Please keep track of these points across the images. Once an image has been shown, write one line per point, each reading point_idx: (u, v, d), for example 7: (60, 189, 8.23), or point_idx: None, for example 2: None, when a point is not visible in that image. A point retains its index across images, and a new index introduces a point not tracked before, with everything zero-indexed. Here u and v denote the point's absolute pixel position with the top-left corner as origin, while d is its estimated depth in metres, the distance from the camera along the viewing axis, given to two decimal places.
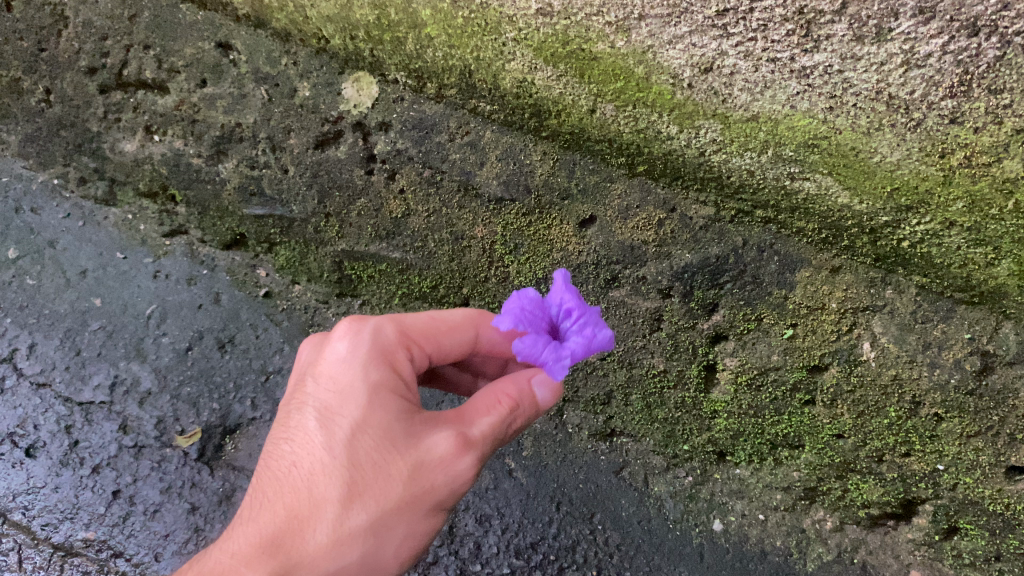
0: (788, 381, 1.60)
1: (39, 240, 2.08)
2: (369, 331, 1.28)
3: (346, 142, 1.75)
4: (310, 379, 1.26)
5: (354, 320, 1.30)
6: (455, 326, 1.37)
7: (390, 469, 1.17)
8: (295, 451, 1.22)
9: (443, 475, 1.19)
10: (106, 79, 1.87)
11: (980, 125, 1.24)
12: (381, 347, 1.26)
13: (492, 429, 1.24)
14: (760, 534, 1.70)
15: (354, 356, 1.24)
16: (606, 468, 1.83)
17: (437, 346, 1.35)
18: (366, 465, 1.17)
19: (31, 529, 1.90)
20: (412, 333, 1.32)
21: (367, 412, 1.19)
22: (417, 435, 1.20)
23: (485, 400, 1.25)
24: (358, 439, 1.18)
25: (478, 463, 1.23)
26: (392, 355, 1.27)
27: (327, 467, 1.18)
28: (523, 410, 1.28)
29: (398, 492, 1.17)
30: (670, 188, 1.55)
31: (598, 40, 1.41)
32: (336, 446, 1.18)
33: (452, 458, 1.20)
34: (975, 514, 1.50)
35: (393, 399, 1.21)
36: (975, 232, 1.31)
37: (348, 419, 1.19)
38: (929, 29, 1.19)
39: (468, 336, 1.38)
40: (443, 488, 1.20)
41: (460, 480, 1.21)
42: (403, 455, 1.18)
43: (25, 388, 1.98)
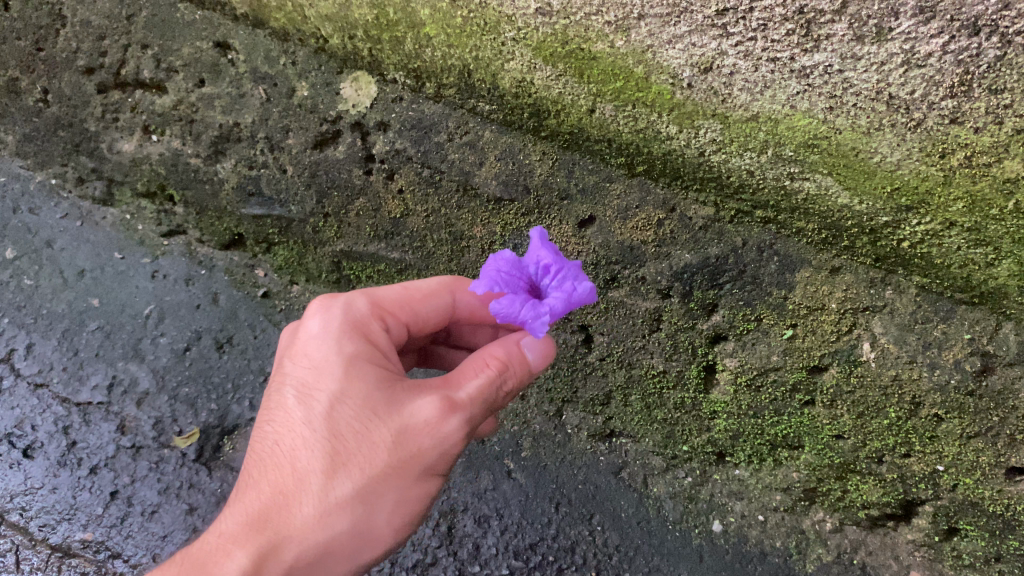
0: (788, 381, 1.60)
1: (36, 239, 2.08)
2: (341, 305, 1.28)
3: (345, 142, 1.75)
4: (286, 358, 1.27)
5: (326, 296, 1.31)
6: (429, 292, 1.39)
7: (372, 437, 1.16)
8: (276, 429, 1.22)
9: (428, 439, 1.17)
10: (103, 78, 1.86)
11: (980, 125, 1.23)
12: (355, 320, 1.26)
13: (480, 392, 1.21)
14: (760, 535, 1.70)
15: (327, 329, 1.24)
16: (605, 468, 1.82)
17: (415, 313, 1.37)
18: (347, 434, 1.17)
19: (28, 529, 1.89)
20: (386, 304, 1.32)
21: (344, 382, 1.19)
22: (399, 403, 1.19)
23: (472, 365, 1.24)
24: (338, 409, 1.18)
25: (467, 426, 1.21)
26: (367, 327, 1.27)
27: (308, 441, 1.18)
28: (513, 371, 1.25)
29: (382, 459, 1.16)
30: (670, 188, 1.55)
31: (597, 39, 1.41)
32: (315, 419, 1.18)
33: (437, 422, 1.17)
34: (975, 515, 1.50)
35: (370, 369, 1.21)
36: (976, 233, 1.31)
37: (325, 391, 1.19)
38: (929, 29, 1.19)
39: (445, 302, 1.41)
40: (430, 453, 1.18)
41: (448, 444, 1.19)
42: (385, 422, 1.17)
43: (23, 388, 1.98)
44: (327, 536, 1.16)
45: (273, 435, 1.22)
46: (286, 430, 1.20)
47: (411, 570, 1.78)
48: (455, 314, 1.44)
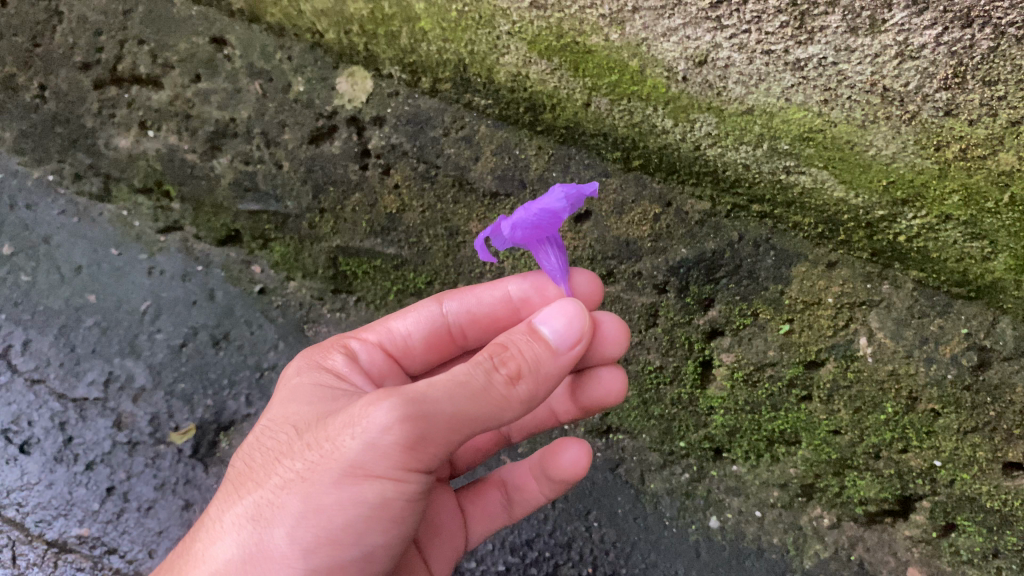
0: (785, 377, 1.59)
1: (33, 236, 2.07)
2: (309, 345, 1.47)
3: (341, 137, 1.75)
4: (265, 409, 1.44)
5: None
6: (406, 308, 1.53)
7: (291, 445, 1.16)
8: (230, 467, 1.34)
9: (348, 432, 1.08)
10: (100, 74, 1.87)
11: (975, 117, 1.24)
12: (314, 349, 1.42)
13: (436, 378, 1.08)
14: (757, 531, 1.65)
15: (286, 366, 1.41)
16: (603, 464, 1.78)
17: (393, 330, 1.50)
18: (268, 449, 1.20)
19: (25, 525, 1.90)
20: (353, 332, 1.48)
21: (283, 403, 1.27)
22: (330, 409, 1.18)
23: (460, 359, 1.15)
24: (272, 425, 1.24)
25: (401, 409, 1.05)
26: (324, 352, 1.40)
27: (238, 463, 1.24)
28: (513, 352, 1.13)
29: (296, 462, 1.13)
30: (666, 183, 1.56)
31: (592, 33, 1.41)
32: (246, 442, 1.26)
33: (362, 412, 1.08)
34: (973, 510, 1.48)
35: (311, 389, 1.27)
36: (972, 226, 1.32)
37: (265, 414, 1.28)
38: (923, 20, 1.19)
39: (430, 313, 1.51)
40: (348, 447, 1.08)
41: (369, 435, 1.06)
42: (309, 428, 1.16)
43: (20, 385, 1.98)
44: (229, 554, 1.11)
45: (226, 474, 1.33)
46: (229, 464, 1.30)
47: None
48: (451, 319, 1.51)
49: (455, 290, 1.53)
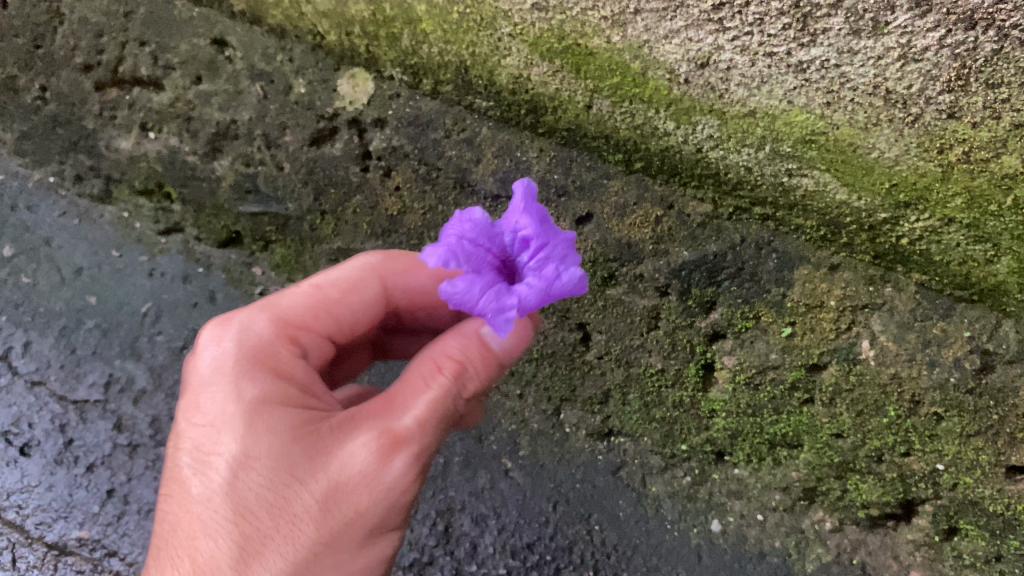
0: (786, 380, 1.57)
1: (33, 238, 2.06)
2: (235, 332, 1.18)
3: (341, 139, 1.75)
4: (179, 407, 1.19)
5: (222, 316, 1.22)
6: (349, 287, 1.32)
7: (297, 505, 1.11)
8: (174, 493, 1.17)
9: (366, 491, 1.13)
10: (101, 76, 1.86)
11: (978, 119, 1.25)
12: (256, 347, 1.18)
13: (423, 417, 1.16)
14: (760, 534, 1.64)
15: (219, 366, 1.16)
16: (604, 467, 1.74)
17: (338, 314, 1.30)
18: (261, 503, 1.11)
19: (24, 528, 1.90)
20: (292, 318, 1.24)
21: (253, 438, 1.11)
22: (320, 450, 1.12)
23: (421, 373, 1.18)
24: (245, 474, 1.11)
25: (413, 460, 1.16)
26: (273, 355, 1.18)
27: (216, 515, 1.12)
28: (472, 370, 1.21)
29: (312, 525, 1.12)
30: (668, 184, 1.55)
31: (593, 35, 1.41)
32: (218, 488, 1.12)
33: (374, 468, 1.13)
34: (975, 514, 1.48)
35: (279, 413, 1.12)
36: (975, 229, 1.34)
37: (229, 449, 1.11)
38: (925, 23, 1.20)
39: (374, 288, 1.34)
40: (370, 505, 1.14)
41: (389, 488, 1.15)
42: (309, 481, 1.11)
43: (20, 387, 1.98)
44: None
45: (172, 501, 1.17)
46: (188, 504, 1.14)
47: (408, 570, 1.73)
48: (392, 301, 1.38)
49: (399, 269, 1.36)
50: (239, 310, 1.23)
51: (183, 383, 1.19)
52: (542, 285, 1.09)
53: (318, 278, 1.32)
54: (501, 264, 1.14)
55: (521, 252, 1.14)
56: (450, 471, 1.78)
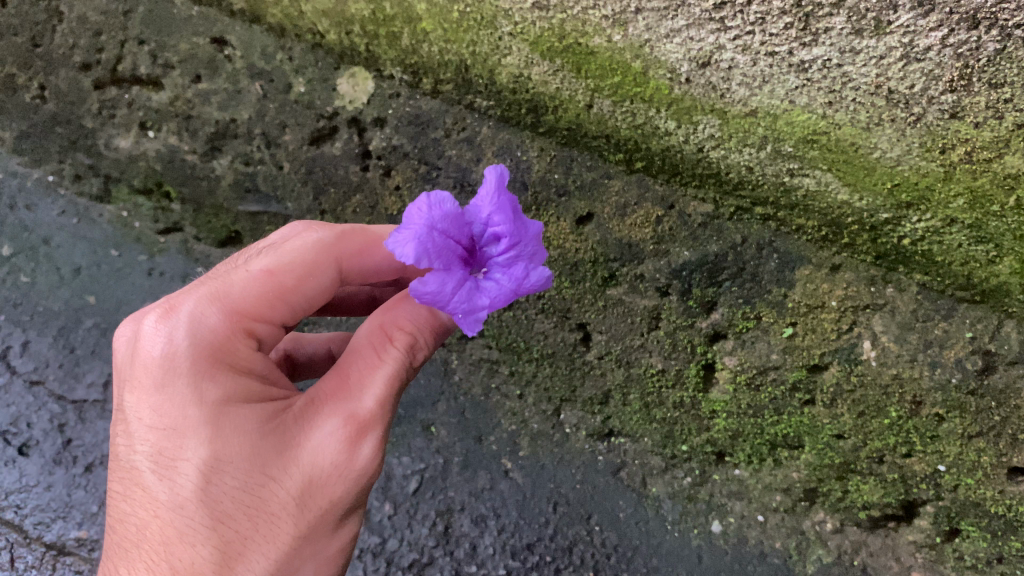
0: (788, 381, 1.57)
1: (33, 237, 2.06)
2: (186, 327, 1.09)
3: (341, 138, 1.74)
4: (132, 406, 1.11)
5: (167, 307, 1.12)
6: (306, 271, 1.17)
7: (272, 502, 1.09)
8: (138, 500, 1.12)
9: (339, 478, 1.12)
10: (100, 74, 1.86)
11: (981, 119, 1.26)
12: (211, 344, 1.09)
13: (383, 396, 1.14)
14: (760, 536, 1.62)
15: (174, 365, 1.08)
16: (604, 468, 1.73)
17: (293, 301, 1.17)
18: (235, 504, 1.08)
19: (23, 528, 1.89)
20: (246, 309, 1.13)
21: (219, 440, 1.07)
22: (288, 443, 1.10)
23: (373, 347, 1.16)
24: (218, 478, 1.07)
25: (379, 442, 1.15)
26: (229, 351, 1.10)
27: (188, 522, 1.08)
28: (424, 341, 1.19)
29: (290, 520, 1.11)
30: (669, 184, 1.54)
31: (594, 34, 1.42)
32: (188, 495, 1.07)
33: (344, 452, 1.12)
34: (976, 515, 1.47)
35: (243, 409, 1.09)
36: (977, 229, 1.34)
37: (195, 453, 1.07)
38: (928, 22, 1.21)
39: (330, 273, 1.19)
40: (343, 490, 1.14)
41: (360, 470, 1.14)
42: (282, 477, 1.09)
43: (19, 387, 1.97)
44: None
45: (135, 507, 1.12)
46: (155, 511, 1.09)
47: (408, 570, 1.73)
48: (344, 281, 1.25)
49: (354, 248, 1.22)
50: (185, 299, 1.12)
51: (133, 381, 1.11)
52: (510, 285, 1.13)
53: (267, 257, 1.16)
54: (467, 257, 1.13)
55: (491, 244, 1.13)
56: (449, 472, 1.78)
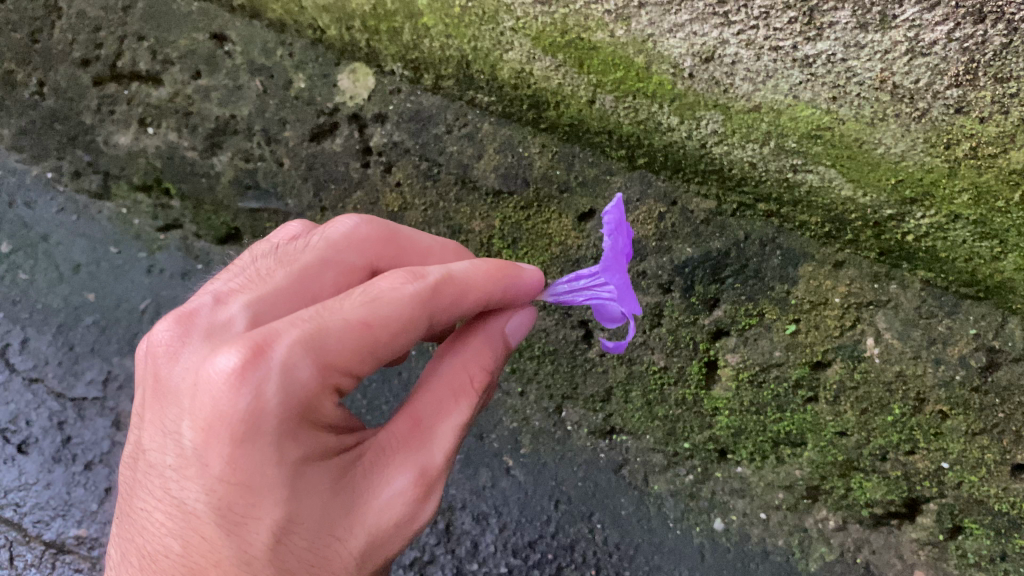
0: (791, 377, 1.56)
1: (32, 234, 2.04)
2: (277, 378, 0.95)
3: (342, 134, 1.73)
4: (195, 448, 0.97)
5: (252, 348, 0.96)
6: (401, 326, 1.04)
7: (335, 562, 1.02)
8: (189, 544, 1.00)
9: (399, 534, 1.08)
10: (99, 70, 1.85)
11: (986, 114, 1.24)
12: (299, 401, 0.97)
13: (451, 448, 1.12)
14: (762, 533, 1.61)
15: (257, 421, 0.94)
16: (605, 465, 1.72)
17: (381, 356, 1.04)
18: (300, 563, 1.00)
19: (22, 526, 1.89)
20: (339, 365, 0.99)
21: (296, 501, 0.98)
22: (358, 501, 1.04)
23: (450, 392, 1.13)
24: (284, 539, 0.98)
25: (440, 494, 1.13)
26: (315, 406, 0.99)
27: None
28: (488, 384, 1.19)
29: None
30: (671, 180, 1.55)
31: (597, 29, 1.41)
32: (254, 553, 0.98)
33: (411, 508, 1.08)
34: (980, 513, 1.46)
35: (319, 465, 1.00)
36: (982, 225, 1.33)
37: (268, 513, 0.97)
38: (934, 16, 1.20)
39: (421, 327, 1.07)
40: (397, 544, 1.10)
41: (417, 524, 1.11)
42: (348, 538, 1.03)
43: (18, 384, 1.96)
44: None
45: (185, 548, 1.01)
46: (210, 563, 0.99)
47: (408, 568, 1.73)
48: (429, 329, 1.13)
49: (448, 300, 1.10)
50: (272, 343, 0.97)
51: (200, 421, 0.97)
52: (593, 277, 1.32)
53: (363, 305, 1.02)
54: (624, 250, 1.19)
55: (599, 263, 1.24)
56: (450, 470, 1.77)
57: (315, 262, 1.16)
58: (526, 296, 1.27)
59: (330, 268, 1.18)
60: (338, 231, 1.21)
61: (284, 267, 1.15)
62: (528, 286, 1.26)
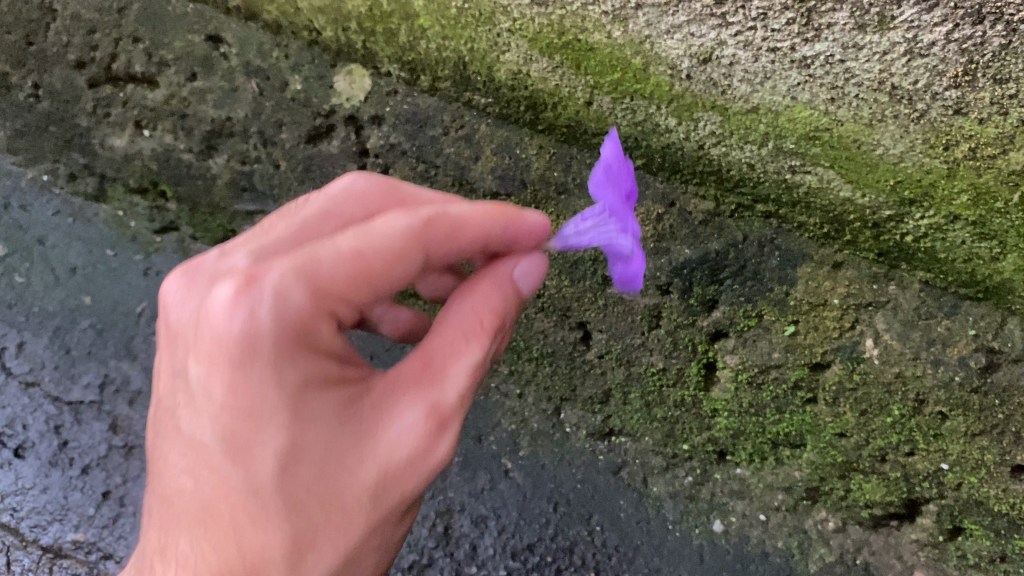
0: (790, 379, 1.55)
1: (27, 237, 2.03)
2: (271, 303, 0.97)
3: (339, 136, 1.72)
4: (200, 381, 0.99)
5: (246, 279, 0.99)
6: (395, 258, 1.05)
7: (347, 496, 1.00)
8: (197, 482, 0.99)
9: (413, 474, 1.05)
10: (95, 73, 1.84)
11: (985, 115, 1.24)
12: (296, 324, 0.99)
13: (465, 387, 1.08)
14: (762, 535, 1.60)
15: (254, 345, 0.96)
16: (604, 468, 1.71)
17: (378, 287, 1.06)
18: (309, 493, 0.98)
19: (20, 530, 1.88)
20: (334, 292, 1.01)
21: (300, 427, 0.97)
22: (367, 433, 1.02)
23: (460, 333, 1.09)
24: (292, 468, 0.97)
25: (455, 434, 1.09)
26: (313, 332, 1.00)
27: (256, 514, 0.97)
28: (502, 325, 1.15)
29: (363, 514, 1.02)
30: (669, 182, 1.55)
31: (594, 30, 1.40)
32: (261, 483, 0.96)
33: (424, 446, 1.05)
34: (979, 513, 1.46)
35: (322, 396, 1.00)
36: (981, 226, 1.33)
37: (272, 439, 0.96)
38: (934, 17, 1.18)
39: (417, 260, 1.08)
40: (414, 486, 1.06)
41: (435, 464, 1.07)
42: (359, 471, 1.01)
43: (14, 388, 1.95)
44: None
45: (194, 490, 0.99)
46: (219, 498, 0.98)
47: (407, 571, 1.72)
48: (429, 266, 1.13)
49: (445, 233, 1.10)
50: (266, 271, 1.00)
51: (203, 353, 0.99)
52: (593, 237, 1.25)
53: (356, 236, 1.03)
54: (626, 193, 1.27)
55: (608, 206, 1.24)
56: (449, 472, 1.76)
57: (317, 212, 1.17)
58: (529, 241, 1.24)
59: (331, 220, 1.18)
60: (339, 186, 1.21)
61: (287, 218, 1.17)
62: (531, 230, 1.22)
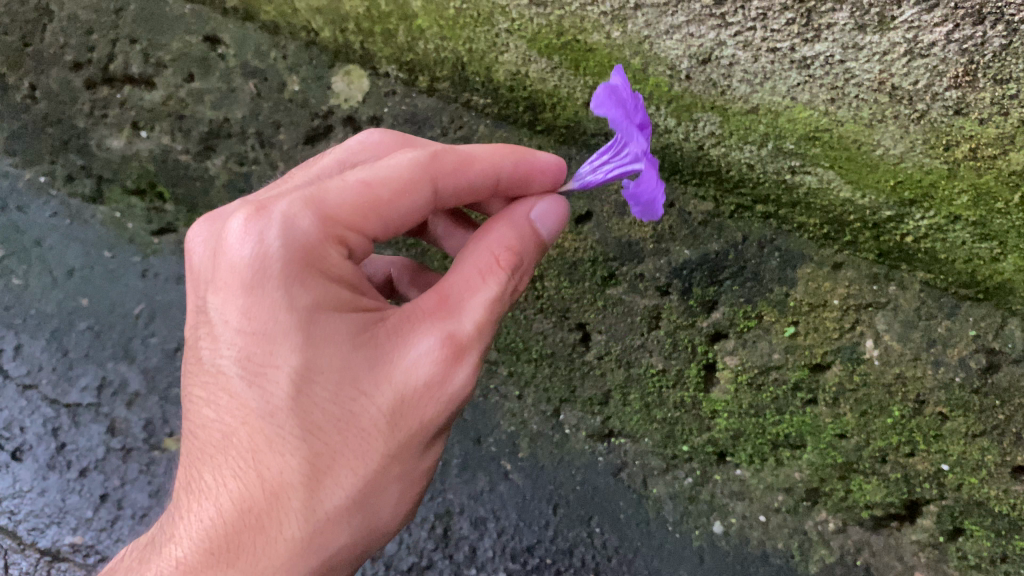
0: (789, 380, 1.55)
1: (25, 239, 2.01)
2: (279, 227, 1.01)
3: (336, 136, 1.70)
4: (218, 309, 1.03)
5: (256, 207, 1.03)
6: (400, 187, 1.09)
7: (363, 418, 1.01)
8: (220, 408, 1.03)
9: (432, 402, 1.04)
10: (92, 74, 1.83)
11: (985, 116, 1.23)
12: (304, 249, 1.01)
13: (483, 318, 1.07)
14: (762, 536, 1.59)
15: (264, 268, 0.99)
16: (604, 469, 1.70)
17: (386, 216, 1.09)
18: (326, 415, 1.00)
19: (17, 533, 1.87)
20: (341, 216, 1.05)
21: (313, 347, 0.99)
22: (382, 357, 1.02)
23: (477, 269, 1.08)
24: (308, 389, 0.99)
25: (475, 365, 1.07)
26: (322, 255, 1.03)
27: (275, 433, 1.00)
28: (522, 264, 1.12)
29: (381, 439, 1.02)
30: (669, 183, 1.56)
31: (593, 31, 1.39)
32: (277, 403, 0.99)
33: (442, 374, 1.04)
34: (981, 514, 1.45)
35: (335, 318, 1.01)
36: (982, 227, 1.33)
37: (288, 360, 0.99)
38: (933, 17, 1.18)
39: (425, 191, 1.12)
40: (434, 416, 1.05)
41: (454, 394, 1.06)
42: (374, 394, 1.01)
43: (12, 390, 1.95)
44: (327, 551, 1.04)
45: (218, 416, 1.03)
46: (240, 421, 1.02)
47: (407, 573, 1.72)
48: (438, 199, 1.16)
49: (451, 163, 1.14)
50: (276, 201, 1.04)
51: (219, 283, 1.03)
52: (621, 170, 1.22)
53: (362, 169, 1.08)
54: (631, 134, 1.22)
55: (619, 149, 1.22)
56: (448, 474, 1.75)
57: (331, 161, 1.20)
58: (545, 178, 1.25)
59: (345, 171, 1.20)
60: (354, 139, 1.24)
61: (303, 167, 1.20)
62: (544, 168, 1.24)
